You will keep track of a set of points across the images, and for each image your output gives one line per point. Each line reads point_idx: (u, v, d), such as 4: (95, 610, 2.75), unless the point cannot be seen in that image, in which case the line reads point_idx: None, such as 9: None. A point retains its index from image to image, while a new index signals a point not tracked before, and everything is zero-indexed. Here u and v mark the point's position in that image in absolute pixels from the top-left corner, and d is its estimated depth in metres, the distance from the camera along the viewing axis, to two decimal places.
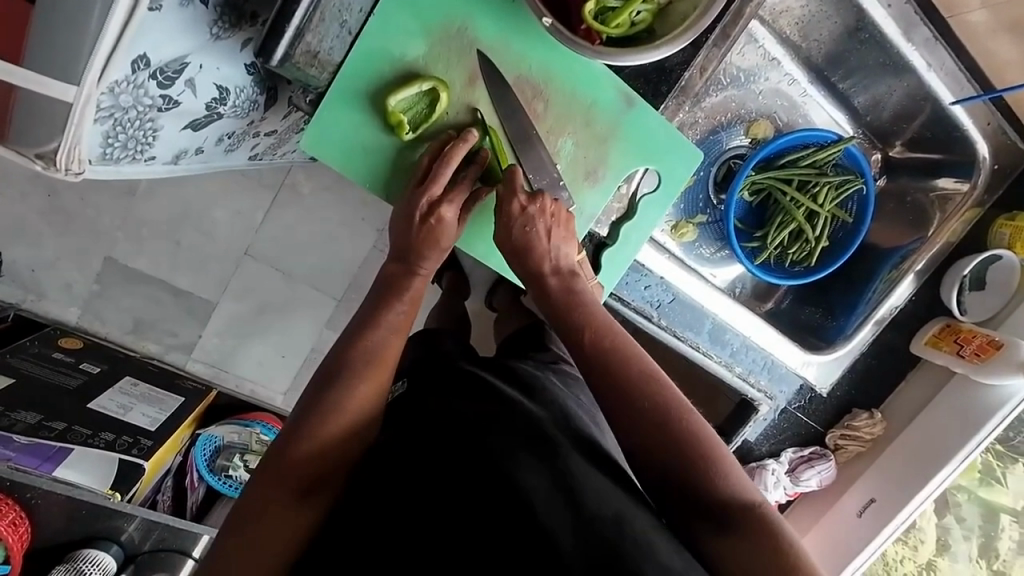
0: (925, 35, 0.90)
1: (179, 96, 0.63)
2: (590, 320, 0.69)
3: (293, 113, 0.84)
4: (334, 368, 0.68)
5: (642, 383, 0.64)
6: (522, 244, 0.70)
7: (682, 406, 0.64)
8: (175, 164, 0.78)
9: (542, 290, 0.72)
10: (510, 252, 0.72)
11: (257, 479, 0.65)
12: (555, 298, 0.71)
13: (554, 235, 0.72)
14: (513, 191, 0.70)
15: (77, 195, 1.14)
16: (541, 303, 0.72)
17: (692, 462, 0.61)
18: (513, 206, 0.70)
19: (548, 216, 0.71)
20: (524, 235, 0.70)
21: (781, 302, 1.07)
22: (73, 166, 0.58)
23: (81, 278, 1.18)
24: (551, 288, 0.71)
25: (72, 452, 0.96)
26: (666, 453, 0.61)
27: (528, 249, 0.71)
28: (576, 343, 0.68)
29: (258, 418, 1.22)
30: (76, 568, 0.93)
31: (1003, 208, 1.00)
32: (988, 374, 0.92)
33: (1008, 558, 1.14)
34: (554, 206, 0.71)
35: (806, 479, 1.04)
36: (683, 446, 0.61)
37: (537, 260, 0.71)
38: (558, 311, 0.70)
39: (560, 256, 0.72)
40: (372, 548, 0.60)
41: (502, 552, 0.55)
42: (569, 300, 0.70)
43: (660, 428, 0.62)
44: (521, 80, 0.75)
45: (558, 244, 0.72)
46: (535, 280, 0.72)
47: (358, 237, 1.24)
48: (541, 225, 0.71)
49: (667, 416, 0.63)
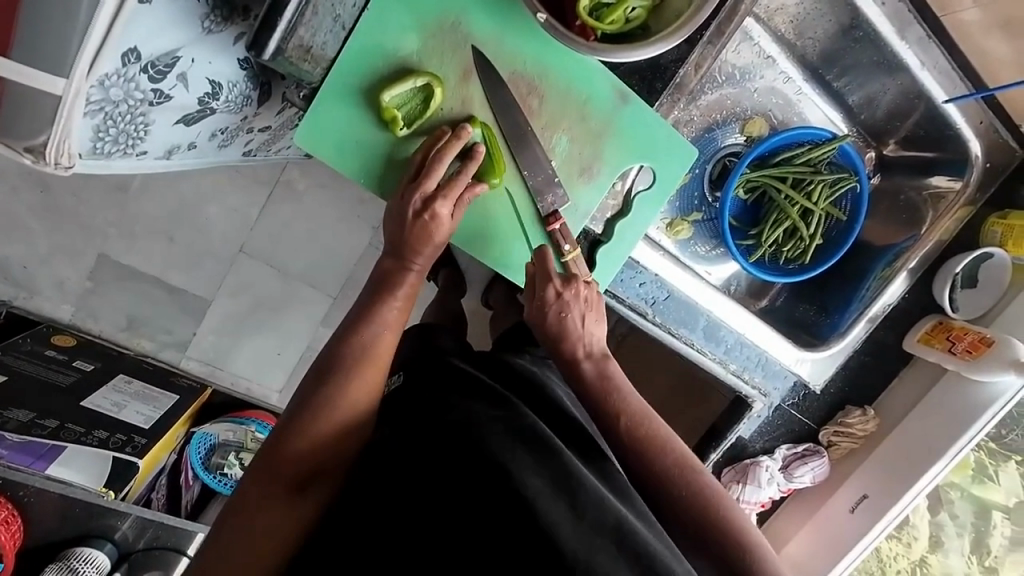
0: (920, 33, 0.90)
1: (171, 90, 0.62)
2: (625, 408, 0.71)
3: (287, 109, 0.83)
4: (329, 363, 0.68)
5: (679, 475, 0.66)
6: (556, 331, 0.74)
7: (719, 497, 0.65)
8: (168, 159, 0.77)
9: (576, 375, 0.74)
10: (544, 336, 0.76)
11: (253, 474, 0.65)
12: (590, 385, 0.73)
13: (587, 319, 0.75)
14: (548, 277, 0.74)
15: (69, 191, 1.13)
16: (575, 387, 0.75)
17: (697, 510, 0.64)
18: (547, 293, 0.74)
19: (581, 300, 0.75)
20: (560, 321, 0.74)
21: (776, 300, 1.07)
22: (63, 160, 0.58)
23: (74, 275, 1.17)
24: (586, 374, 0.74)
25: (66, 450, 0.96)
26: (700, 542, 0.64)
27: (564, 335, 0.74)
28: (611, 431, 0.70)
29: (253, 416, 1.21)
30: (69, 567, 0.94)
31: (996, 206, 1.01)
32: (979, 371, 0.93)
33: (1000, 554, 1.14)
34: (587, 291, 0.75)
35: (800, 475, 1.04)
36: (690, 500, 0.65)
37: (572, 346, 0.74)
38: (593, 393, 0.73)
39: (592, 340, 0.75)
40: (370, 550, 0.59)
41: (499, 551, 0.54)
42: (604, 386, 0.72)
43: (695, 518, 0.64)
44: (516, 75, 0.75)
45: (591, 327, 0.75)
46: (570, 364, 0.75)
47: (354, 234, 1.23)
48: (575, 311, 0.74)
49: (703, 508, 0.64)
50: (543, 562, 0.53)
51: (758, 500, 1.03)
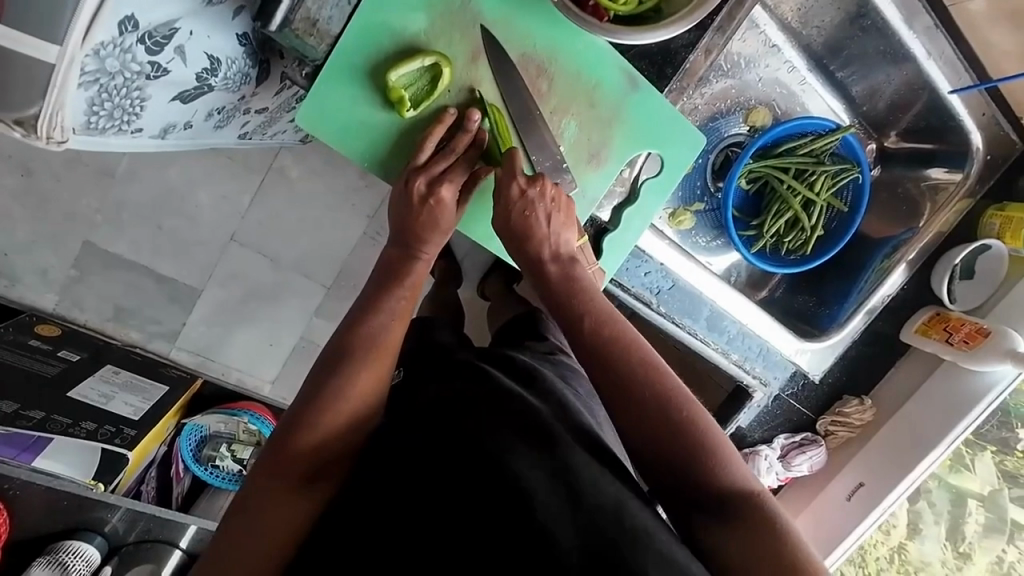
0: (926, 23, 0.91)
1: (168, 63, 0.60)
2: (590, 309, 0.67)
3: (285, 89, 0.80)
4: (335, 357, 0.66)
5: (647, 378, 0.62)
6: (521, 229, 0.70)
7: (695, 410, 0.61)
8: (162, 138, 0.74)
9: (541, 276, 0.71)
10: (508, 237, 0.72)
11: (258, 469, 0.64)
12: (556, 284, 0.70)
13: (554, 219, 0.71)
14: (512, 174, 0.70)
15: (50, 174, 1.08)
16: (540, 290, 0.71)
17: (690, 446, 0.59)
18: (512, 189, 0.70)
19: (548, 200, 0.71)
20: (524, 218, 0.70)
21: (775, 291, 1.08)
22: (55, 134, 0.55)
23: (58, 262, 1.14)
24: (552, 274, 0.71)
25: (52, 442, 0.93)
26: (674, 461, 0.59)
27: (528, 233, 0.71)
28: (576, 333, 0.66)
29: (246, 407, 1.18)
30: (58, 560, 0.92)
31: (993, 199, 1.02)
32: (977, 362, 0.94)
33: (974, 540, 1.16)
34: (553, 191, 0.71)
35: (797, 465, 1.06)
36: (683, 438, 0.59)
37: (536, 246, 0.71)
38: (559, 295, 0.69)
39: (559, 241, 0.72)
40: (368, 549, 0.58)
41: (496, 551, 0.53)
42: (569, 287, 0.69)
43: (667, 429, 0.60)
44: (525, 57, 0.73)
45: (558, 229, 0.72)
46: (534, 263, 0.72)
47: (349, 222, 1.21)
48: (541, 210, 0.71)
49: (673, 419, 0.60)
50: (546, 563, 0.51)
51: None
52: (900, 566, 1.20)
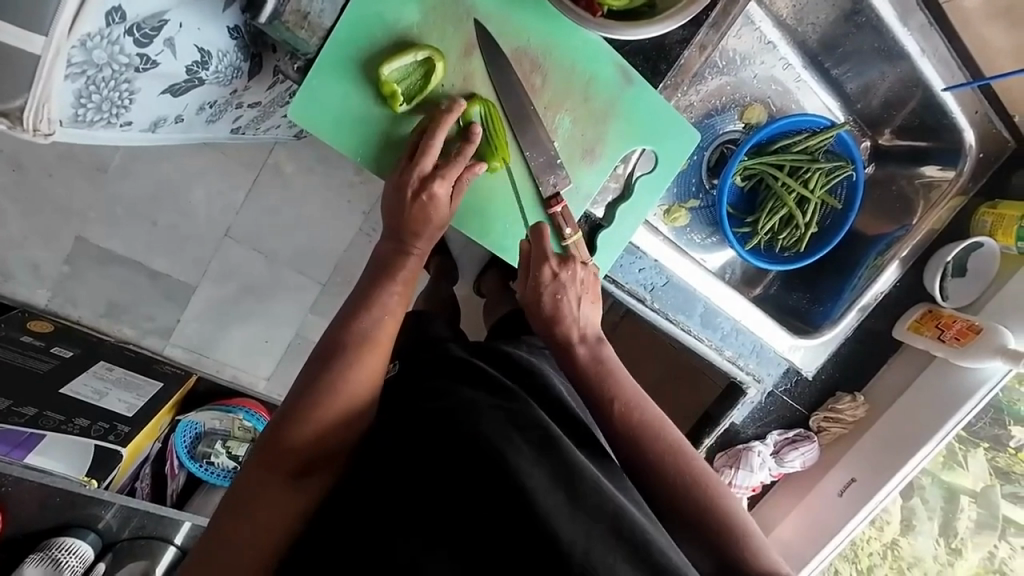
0: (921, 21, 0.91)
1: (157, 55, 0.59)
2: (619, 393, 0.70)
3: (278, 84, 0.80)
4: (329, 352, 0.66)
5: (655, 435, 0.67)
6: (551, 314, 0.74)
7: (697, 463, 0.65)
8: (152, 132, 0.73)
9: (570, 360, 0.73)
10: (539, 320, 0.75)
11: (252, 464, 0.64)
12: (585, 367, 0.73)
13: (583, 302, 0.74)
14: (545, 257, 0.73)
15: (41, 169, 1.07)
16: (571, 374, 0.73)
17: (694, 494, 0.63)
18: (545, 272, 0.72)
19: (578, 282, 0.74)
20: (555, 302, 0.73)
21: (769, 288, 1.08)
22: (41, 126, 0.55)
23: (50, 258, 1.13)
24: (581, 356, 0.73)
25: (44, 439, 0.93)
26: (690, 522, 0.63)
27: (558, 314, 0.74)
28: (605, 414, 0.69)
29: (241, 404, 1.18)
30: (50, 556, 0.91)
31: (986, 196, 1.02)
32: (968, 358, 0.94)
33: (965, 536, 1.16)
34: (583, 272, 0.75)
35: (791, 461, 1.06)
36: (689, 492, 0.63)
37: (565, 328, 0.74)
38: (590, 381, 0.71)
39: (587, 322, 0.75)
40: (359, 549, 0.57)
41: (493, 547, 0.54)
42: (598, 369, 0.72)
43: (682, 493, 0.64)
44: (519, 52, 0.73)
45: (587, 312, 0.75)
46: (563, 346, 0.74)
47: (344, 218, 1.20)
48: (571, 293, 0.74)
49: (681, 475, 0.64)
50: (544, 562, 0.52)
51: (749, 484, 1.05)
52: (892, 562, 1.21)
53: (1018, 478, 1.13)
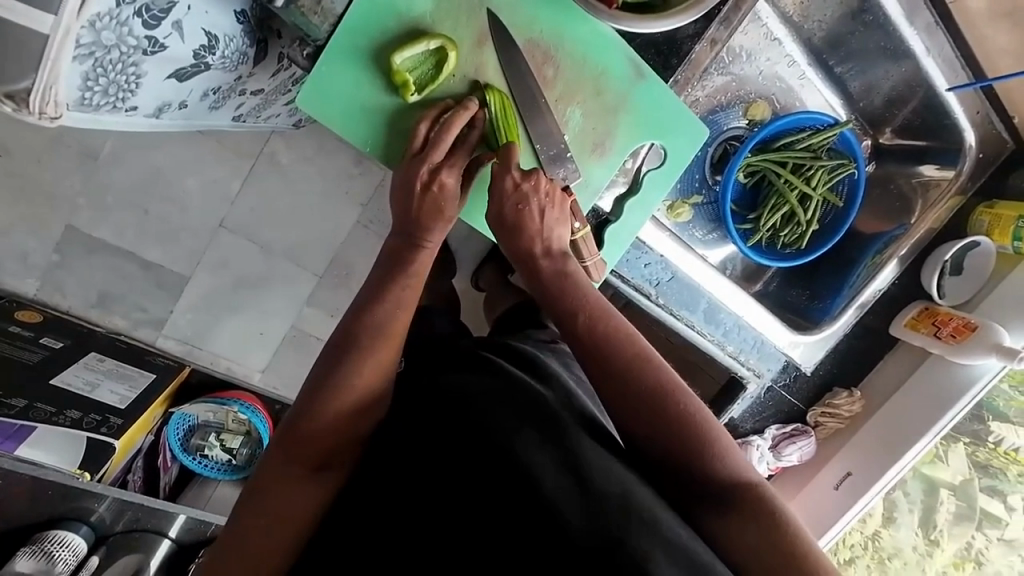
0: (927, 20, 0.92)
1: (165, 38, 0.57)
2: (584, 304, 0.68)
3: (282, 71, 0.78)
4: (342, 345, 0.65)
5: (637, 367, 0.63)
6: (514, 226, 0.71)
7: (683, 393, 0.62)
8: (156, 118, 0.71)
9: (532, 269, 0.72)
10: (505, 239, 0.73)
11: (270, 457, 0.64)
12: (549, 281, 0.71)
13: (547, 215, 0.72)
14: (507, 167, 0.71)
15: (31, 155, 1.05)
16: (531, 282, 0.72)
17: (688, 439, 0.60)
18: (506, 183, 0.71)
19: (542, 194, 0.72)
20: (516, 212, 0.71)
21: (769, 284, 1.10)
22: (49, 110, 0.53)
23: (39, 247, 1.10)
24: (544, 269, 0.72)
25: (36, 430, 0.90)
26: (684, 460, 0.60)
27: (520, 227, 0.72)
28: (572, 330, 0.67)
29: (236, 397, 1.14)
30: (43, 550, 0.89)
31: (984, 196, 1.03)
32: (964, 355, 0.96)
33: (944, 528, 1.19)
34: (548, 186, 0.72)
35: (788, 454, 1.08)
36: (681, 433, 0.60)
37: (528, 241, 0.72)
38: (553, 291, 0.70)
39: (551, 236, 0.73)
40: (376, 544, 0.58)
41: (505, 536, 0.53)
42: (563, 284, 0.70)
43: (654, 414, 0.61)
44: (532, 44, 0.73)
45: (551, 224, 0.72)
46: (527, 259, 0.72)
47: (341, 209, 1.19)
48: (534, 204, 0.71)
49: (671, 411, 0.61)
50: (552, 540, 0.51)
51: None
52: (874, 554, 1.23)
53: (996, 472, 1.16)
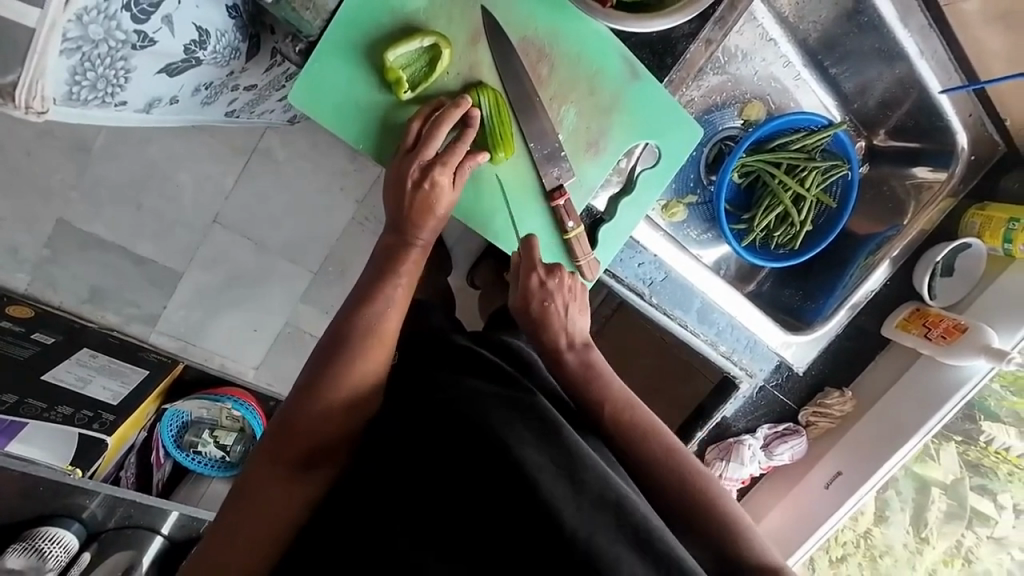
0: (921, 22, 0.92)
1: (155, 33, 0.57)
2: (607, 391, 0.73)
3: (276, 67, 0.78)
4: (337, 342, 0.66)
5: (659, 451, 0.68)
6: (539, 319, 0.77)
7: (699, 473, 0.67)
8: (146, 113, 0.71)
9: (558, 362, 0.78)
10: (530, 329, 0.79)
11: (262, 452, 0.64)
12: (572, 373, 0.76)
13: (570, 309, 0.78)
14: (533, 265, 0.76)
15: (23, 148, 1.04)
16: (558, 374, 0.77)
17: (701, 510, 0.64)
18: (531, 280, 0.77)
19: (566, 290, 0.78)
20: (542, 308, 0.77)
21: (763, 284, 1.10)
22: (35, 104, 0.52)
23: (31, 241, 1.09)
24: (570, 364, 0.77)
25: (27, 426, 0.89)
26: (699, 531, 0.63)
27: (545, 323, 0.77)
28: (596, 416, 0.72)
29: (229, 393, 1.14)
30: (34, 547, 0.89)
31: (976, 198, 1.04)
32: (954, 356, 0.96)
33: (933, 525, 1.20)
34: (571, 282, 0.78)
35: (780, 454, 1.09)
36: (695, 508, 0.65)
37: (553, 336, 0.78)
38: (577, 383, 0.75)
39: (574, 329, 0.78)
40: (364, 542, 0.58)
41: (497, 543, 0.53)
42: (585, 374, 0.75)
43: (672, 489, 0.66)
44: (526, 41, 0.73)
45: (573, 318, 0.78)
46: (552, 353, 0.78)
47: (336, 206, 1.18)
48: (558, 301, 0.77)
49: (685, 487, 0.66)
50: (544, 547, 0.51)
51: (740, 476, 1.07)
52: (865, 550, 1.24)
53: (986, 470, 1.16)
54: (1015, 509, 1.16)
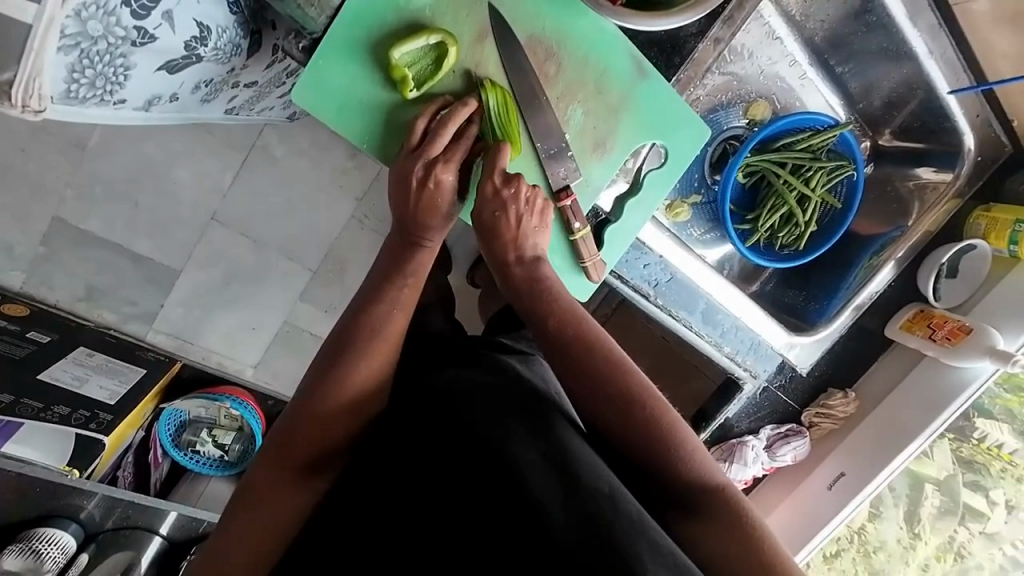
0: (930, 21, 0.91)
1: (155, 29, 0.55)
2: (554, 307, 0.67)
3: (277, 63, 0.76)
4: (336, 348, 0.64)
5: (614, 374, 0.62)
6: (489, 229, 0.71)
7: (650, 394, 0.61)
8: (146, 110, 0.69)
9: (506, 275, 0.72)
10: (480, 237, 0.72)
11: (262, 458, 0.64)
12: (518, 286, 0.70)
13: (524, 222, 0.71)
14: (489, 171, 0.70)
15: (17, 145, 1.02)
16: (506, 289, 0.72)
17: (655, 440, 0.59)
18: (485, 188, 0.70)
19: (521, 201, 0.70)
20: (493, 218, 0.70)
21: (766, 284, 1.10)
22: (32, 103, 0.52)
23: (26, 239, 1.07)
24: (517, 276, 0.70)
25: (24, 426, 0.87)
26: (650, 459, 0.60)
27: (495, 234, 0.71)
28: (541, 329, 0.67)
29: (228, 392, 1.12)
30: (32, 549, 0.86)
31: (981, 199, 1.03)
32: (957, 357, 0.97)
33: (928, 523, 1.21)
34: (528, 192, 0.70)
35: (782, 454, 1.08)
36: (644, 431, 0.60)
37: (503, 247, 0.71)
38: (523, 293, 0.70)
39: (526, 243, 0.71)
40: (360, 543, 0.59)
41: (490, 531, 0.52)
42: (533, 288, 0.69)
43: (622, 414, 0.60)
44: (533, 39, 0.72)
45: (528, 232, 0.71)
46: (500, 264, 0.72)
47: (336, 204, 1.17)
48: (511, 211, 0.70)
49: (638, 414, 0.60)
50: (535, 535, 0.50)
51: (743, 477, 1.07)
52: (862, 549, 1.24)
53: (979, 467, 1.17)
54: (1007, 505, 1.17)
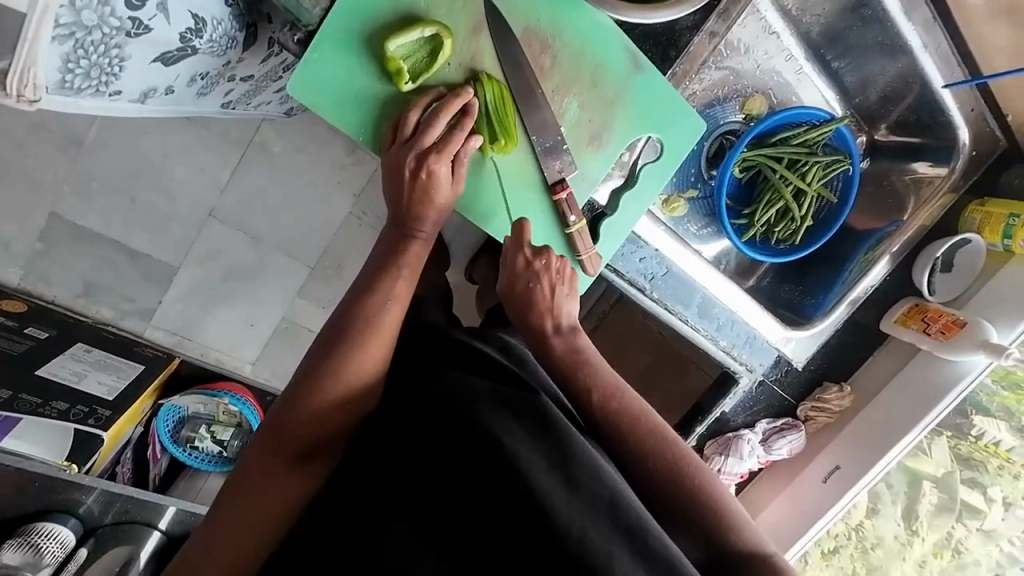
0: (925, 15, 0.91)
1: (150, 20, 0.55)
2: (592, 379, 0.70)
3: (273, 57, 0.77)
4: (332, 336, 0.65)
5: (648, 437, 0.65)
6: (525, 302, 0.76)
7: (689, 460, 0.64)
8: (142, 103, 0.69)
9: (544, 348, 0.76)
10: (517, 311, 0.78)
11: (257, 445, 0.64)
12: (558, 358, 0.74)
13: (557, 291, 0.76)
14: (519, 245, 0.76)
15: (14, 141, 1.02)
16: (544, 364, 0.75)
17: (692, 502, 0.61)
18: (518, 260, 0.76)
19: (552, 271, 0.76)
20: (527, 290, 0.76)
21: (762, 279, 1.11)
22: (27, 92, 0.51)
23: (23, 235, 1.08)
24: (555, 346, 0.75)
25: (23, 421, 0.89)
26: (690, 521, 0.60)
27: (531, 304, 0.76)
28: (579, 400, 0.70)
29: (226, 389, 1.14)
30: (30, 543, 0.86)
31: (976, 194, 1.04)
32: (951, 350, 0.97)
33: (925, 518, 1.21)
34: (559, 263, 0.76)
35: (778, 448, 1.09)
36: (683, 493, 0.61)
37: (539, 318, 0.76)
38: (562, 368, 0.73)
39: (560, 312, 0.77)
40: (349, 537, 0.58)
41: (485, 526, 0.52)
42: (571, 358, 0.73)
43: (660, 477, 0.63)
44: (528, 32, 0.72)
45: (561, 301, 0.76)
46: (537, 335, 0.76)
47: (334, 200, 1.17)
48: (544, 282, 0.76)
49: (675, 476, 0.62)
50: (533, 533, 0.50)
51: (739, 471, 1.08)
52: (858, 543, 1.25)
53: (976, 463, 1.17)
54: (1004, 502, 1.17)
